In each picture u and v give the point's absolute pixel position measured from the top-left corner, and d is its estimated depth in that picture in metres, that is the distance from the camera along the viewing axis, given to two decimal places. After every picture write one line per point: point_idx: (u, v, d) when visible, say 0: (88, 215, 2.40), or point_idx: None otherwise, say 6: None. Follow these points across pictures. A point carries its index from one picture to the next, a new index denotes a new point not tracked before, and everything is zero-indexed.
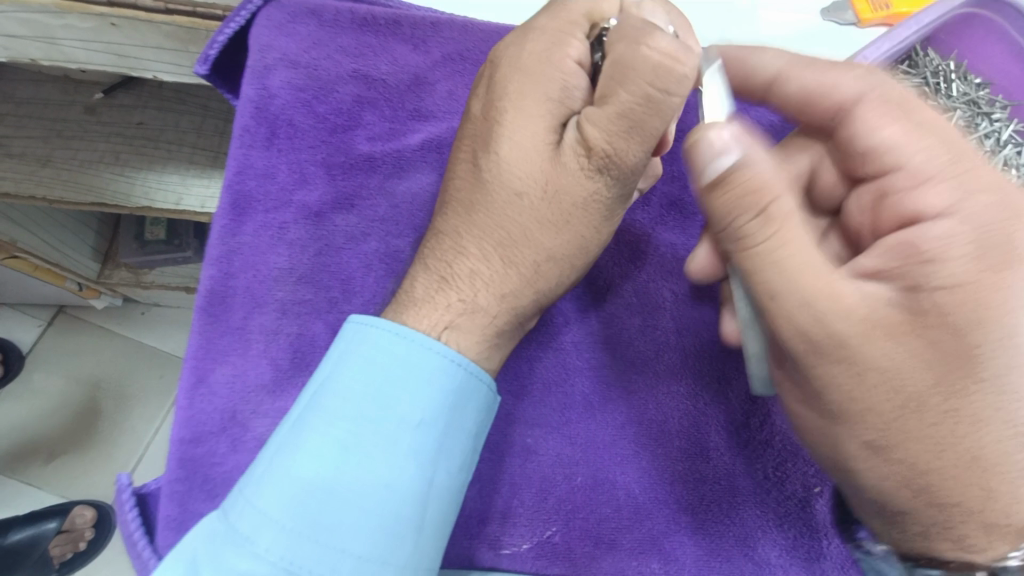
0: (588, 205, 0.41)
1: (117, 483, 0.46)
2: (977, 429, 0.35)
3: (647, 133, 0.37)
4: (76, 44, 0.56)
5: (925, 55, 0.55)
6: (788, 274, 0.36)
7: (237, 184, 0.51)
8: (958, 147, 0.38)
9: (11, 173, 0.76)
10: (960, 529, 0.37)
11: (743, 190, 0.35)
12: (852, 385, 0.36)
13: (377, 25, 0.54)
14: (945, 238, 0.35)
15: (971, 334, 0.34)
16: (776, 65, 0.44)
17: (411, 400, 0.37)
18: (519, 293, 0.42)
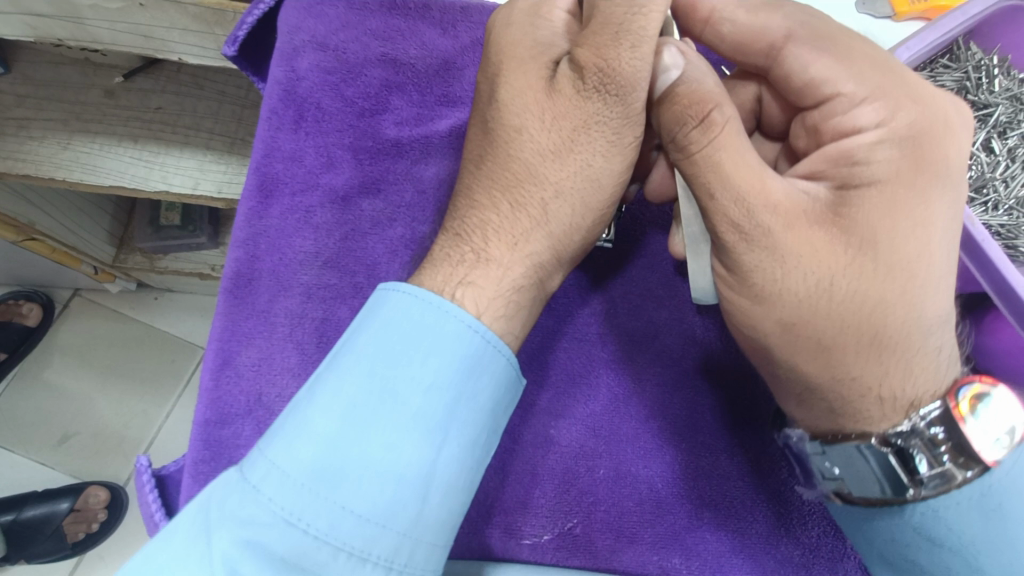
0: (591, 129, 0.39)
1: (137, 464, 0.46)
2: (885, 314, 0.36)
3: (636, 35, 0.36)
4: (102, 24, 0.56)
5: (968, 49, 0.53)
6: (727, 169, 0.37)
7: (264, 166, 0.50)
8: (886, 71, 0.38)
9: (30, 155, 0.75)
10: (860, 403, 0.38)
11: (687, 98, 0.38)
12: (776, 271, 0.37)
13: (406, 8, 0.53)
14: (871, 146, 0.36)
15: (883, 225, 0.36)
16: (709, 5, 0.41)
17: (426, 365, 0.36)
18: (531, 237, 0.41)
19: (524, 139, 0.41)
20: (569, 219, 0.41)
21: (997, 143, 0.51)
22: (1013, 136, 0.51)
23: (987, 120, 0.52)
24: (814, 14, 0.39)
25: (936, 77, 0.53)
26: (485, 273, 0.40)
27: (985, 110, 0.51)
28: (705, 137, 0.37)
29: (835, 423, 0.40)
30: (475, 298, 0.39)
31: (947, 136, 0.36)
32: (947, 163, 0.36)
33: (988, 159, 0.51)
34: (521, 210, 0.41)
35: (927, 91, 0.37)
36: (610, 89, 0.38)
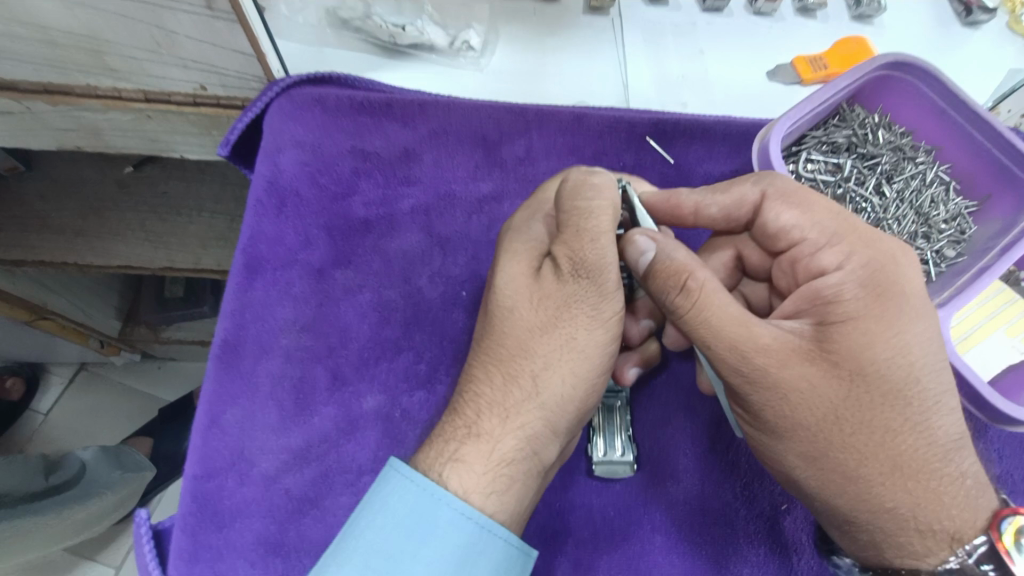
0: (576, 301, 0.45)
1: (136, 518, 0.50)
2: (897, 438, 0.41)
3: (593, 232, 0.45)
4: (115, 133, 0.66)
5: (853, 110, 0.62)
6: (718, 325, 0.42)
7: (250, 248, 0.57)
8: (838, 217, 0.47)
9: (46, 244, 0.84)
10: (901, 534, 0.42)
11: (666, 270, 0.43)
12: (783, 409, 0.42)
13: (372, 108, 0.62)
14: (837, 285, 0.44)
15: (866, 358, 0.42)
16: (691, 200, 0.51)
17: (436, 539, 0.40)
18: (521, 408, 0.44)
19: (515, 316, 0.46)
20: (561, 389, 0.45)
21: (886, 187, 0.59)
22: (899, 180, 0.59)
23: (876, 169, 0.60)
24: (777, 175, 0.50)
25: (830, 134, 0.61)
26: (474, 448, 0.43)
27: (873, 160, 0.60)
28: (689, 300, 0.43)
29: (877, 549, 0.44)
30: (462, 473, 0.42)
31: (898, 271, 0.44)
32: (907, 291, 0.43)
33: (881, 201, 0.59)
34: (513, 382, 0.45)
35: (870, 234, 0.45)
36: (582, 273, 0.45)
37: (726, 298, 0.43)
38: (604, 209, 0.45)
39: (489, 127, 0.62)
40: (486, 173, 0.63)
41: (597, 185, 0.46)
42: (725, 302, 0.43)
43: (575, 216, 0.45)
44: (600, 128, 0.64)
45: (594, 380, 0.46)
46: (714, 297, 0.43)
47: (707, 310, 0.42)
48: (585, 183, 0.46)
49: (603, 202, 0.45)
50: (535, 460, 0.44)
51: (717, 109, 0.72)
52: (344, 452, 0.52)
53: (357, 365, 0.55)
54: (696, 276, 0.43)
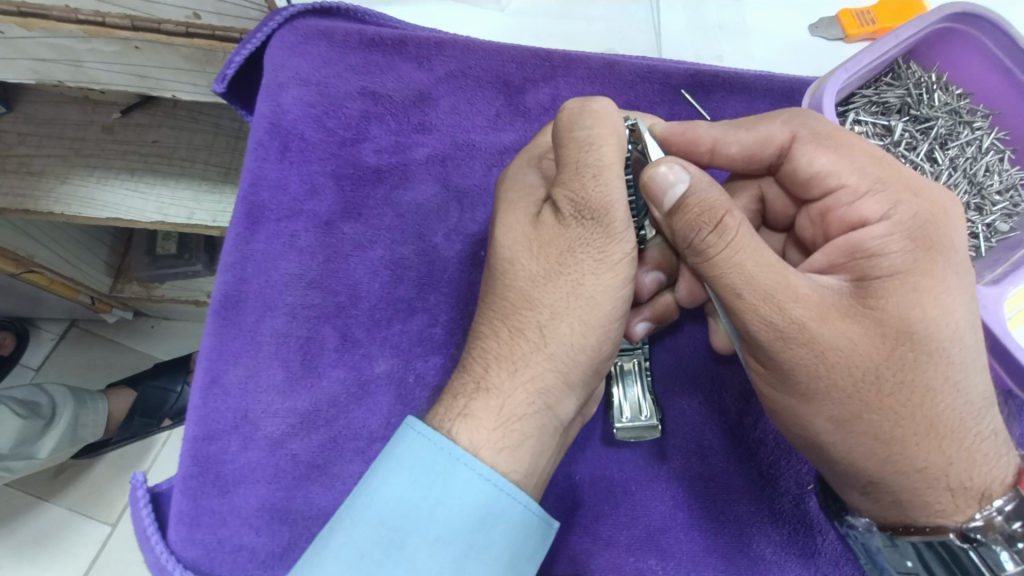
0: (582, 247, 0.41)
1: (132, 481, 0.47)
2: (929, 398, 0.38)
3: (594, 167, 0.39)
4: (100, 67, 0.60)
5: (908, 68, 0.57)
6: (752, 269, 0.38)
7: (251, 195, 0.53)
8: (883, 163, 0.41)
9: (30, 191, 0.78)
10: (929, 495, 0.39)
11: (697, 209, 0.38)
12: (819, 368, 0.38)
13: (383, 45, 0.57)
14: (883, 238, 0.39)
15: (913, 314, 0.37)
16: (710, 136, 0.45)
17: (455, 499, 0.37)
18: (529, 360, 0.41)
19: (516, 268, 0.42)
20: (570, 338, 0.41)
21: (939, 153, 0.54)
22: (953, 147, 0.55)
23: (929, 133, 0.55)
24: (811, 116, 0.43)
25: (881, 93, 0.56)
26: (485, 402, 0.40)
27: (926, 123, 0.55)
28: (722, 241, 0.38)
29: (901, 514, 0.41)
30: (472, 429, 0.39)
31: (949, 225, 0.39)
32: (954, 245, 0.39)
33: (932, 169, 0.54)
34: (518, 334, 0.41)
35: (918, 183, 0.40)
36: (586, 215, 0.40)
37: (759, 243, 0.39)
38: (606, 138, 0.39)
39: (512, 71, 0.57)
40: (507, 123, 0.58)
41: (598, 113, 0.40)
42: (760, 251, 0.38)
43: (573, 148, 0.40)
44: (633, 77, 0.59)
45: (609, 328, 0.42)
46: (743, 242, 0.38)
47: (739, 253, 0.38)
48: (582, 110, 0.40)
49: (606, 132, 0.40)
50: (551, 418, 0.41)
51: (756, 62, 0.66)
52: (354, 417, 0.49)
53: (369, 326, 0.51)
54: (729, 217, 0.38)
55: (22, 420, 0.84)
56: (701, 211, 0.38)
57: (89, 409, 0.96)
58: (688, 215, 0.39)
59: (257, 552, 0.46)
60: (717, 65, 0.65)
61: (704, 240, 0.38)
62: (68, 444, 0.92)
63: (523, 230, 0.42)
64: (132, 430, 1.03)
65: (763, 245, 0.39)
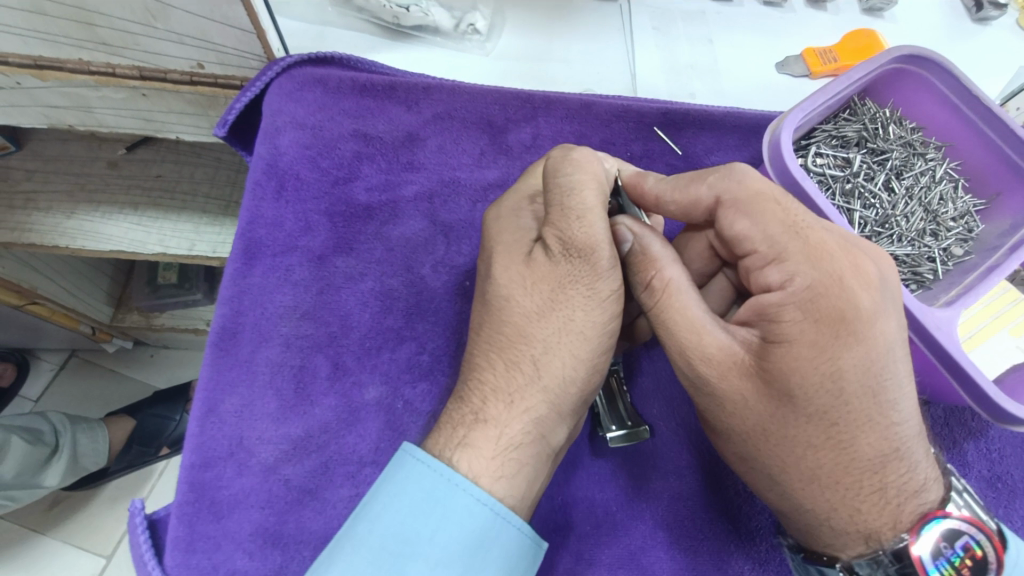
0: (573, 283, 0.44)
1: (130, 507, 0.49)
2: (819, 452, 0.40)
3: (576, 210, 0.42)
4: (109, 112, 0.64)
5: (863, 104, 0.61)
6: (668, 323, 0.42)
7: (248, 232, 0.56)
8: (793, 231, 0.41)
9: (38, 225, 0.81)
10: (823, 535, 0.42)
11: (637, 263, 0.44)
12: (721, 416, 0.43)
13: (375, 90, 0.61)
14: (779, 305, 0.40)
15: (797, 380, 0.39)
16: (654, 191, 0.48)
17: (449, 523, 0.39)
18: (525, 393, 0.43)
19: (512, 304, 0.45)
20: (562, 371, 0.43)
21: (896, 184, 0.58)
22: (908, 177, 0.58)
23: (886, 164, 0.59)
24: (741, 174, 0.43)
25: (840, 128, 0.60)
26: (483, 433, 0.42)
27: (882, 156, 0.59)
28: (652, 298, 0.43)
29: (811, 545, 0.44)
30: (472, 459, 0.41)
31: (846, 296, 0.39)
32: (856, 315, 0.38)
33: (890, 197, 0.58)
34: (514, 367, 0.44)
35: (824, 252, 0.40)
36: (574, 253, 0.43)
37: (686, 301, 0.42)
38: (587, 183, 0.43)
39: (495, 113, 0.61)
40: (491, 160, 0.62)
41: (580, 161, 0.43)
42: (673, 310, 0.42)
43: (558, 195, 0.43)
44: (609, 116, 0.63)
45: (598, 360, 0.45)
46: (660, 301, 0.43)
47: (659, 310, 0.43)
48: (564, 159, 0.44)
49: (587, 178, 0.43)
50: (545, 445, 0.44)
51: (726, 99, 0.71)
52: (344, 442, 0.51)
53: (360, 355, 0.54)
54: (654, 275, 0.43)
55: (29, 446, 0.85)
56: (637, 267, 0.44)
57: (87, 436, 0.96)
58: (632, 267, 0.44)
59: None
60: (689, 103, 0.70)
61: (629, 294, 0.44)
62: (69, 474, 0.93)
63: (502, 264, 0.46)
64: (129, 460, 1.04)
65: (692, 300, 0.42)
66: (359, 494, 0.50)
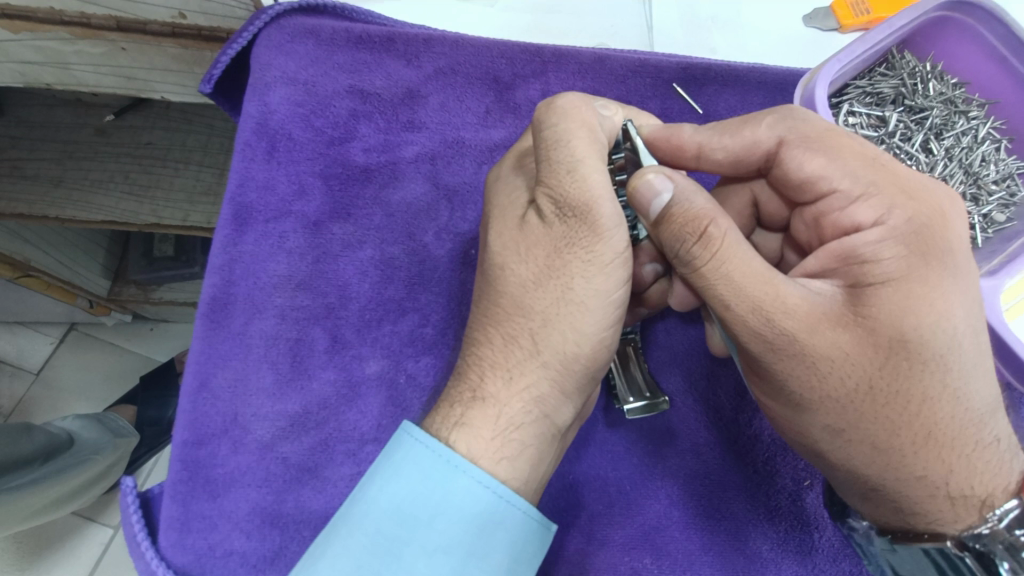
0: (573, 246, 0.39)
1: (122, 486, 0.47)
2: (928, 407, 0.37)
3: (566, 163, 0.38)
4: (87, 68, 0.59)
5: (902, 57, 0.56)
6: (741, 277, 0.37)
7: (238, 196, 0.52)
8: (876, 166, 0.39)
9: (23, 194, 0.77)
10: (929, 504, 0.39)
11: (681, 219, 0.37)
12: (810, 380, 0.37)
13: (372, 42, 0.56)
14: (875, 243, 0.37)
15: (906, 323, 0.36)
16: (694, 141, 0.44)
17: (452, 507, 0.36)
18: (524, 368, 0.40)
19: (506, 274, 0.41)
20: (563, 346, 0.40)
21: (935, 144, 0.54)
22: (948, 137, 0.54)
23: (925, 123, 0.54)
24: (799, 115, 0.42)
25: (875, 84, 0.55)
26: (481, 412, 0.40)
27: (922, 113, 0.54)
28: (708, 252, 0.37)
29: (904, 520, 0.40)
30: (470, 438, 0.39)
31: (946, 226, 0.37)
32: (952, 250, 0.37)
33: (928, 159, 0.53)
34: (512, 341, 0.41)
35: (912, 185, 0.38)
36: (568, 213, 0.39)
37: (749, 253, 0.37)
38: (575, 131, 0.38)
39: (501, 67, 0.57)
40: (497, 119, 0.57)
41: (565, 109, 0.39)
42: (744, 260, 0.37)
43: (543, 152, 0.39)
44: (624, 71, 0.58)
45: (603, 336, 0.40)
46: (727, 252, 0.37)
47: (727, 262, 0.37)
48: (548, 109, 0.40)
49: (575, 125, 0.39)
50: (548, 423, 0.41)
51: (748, 54, 0.65)
52: (345, 419, 0.49)
53: (359, 327, 0.51)
54: (714, 227, 0.37)
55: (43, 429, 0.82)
56: (689, 222, 0.37)
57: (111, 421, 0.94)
58: (675, 226, 0.38)
59: (249, 556, 0.45)
60: (710, 58, 0.65)
61: (687, 250, 0.38)
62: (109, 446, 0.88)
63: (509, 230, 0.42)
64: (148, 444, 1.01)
65: (753, 253, 0.37)
66: (361, 473, 0.48)
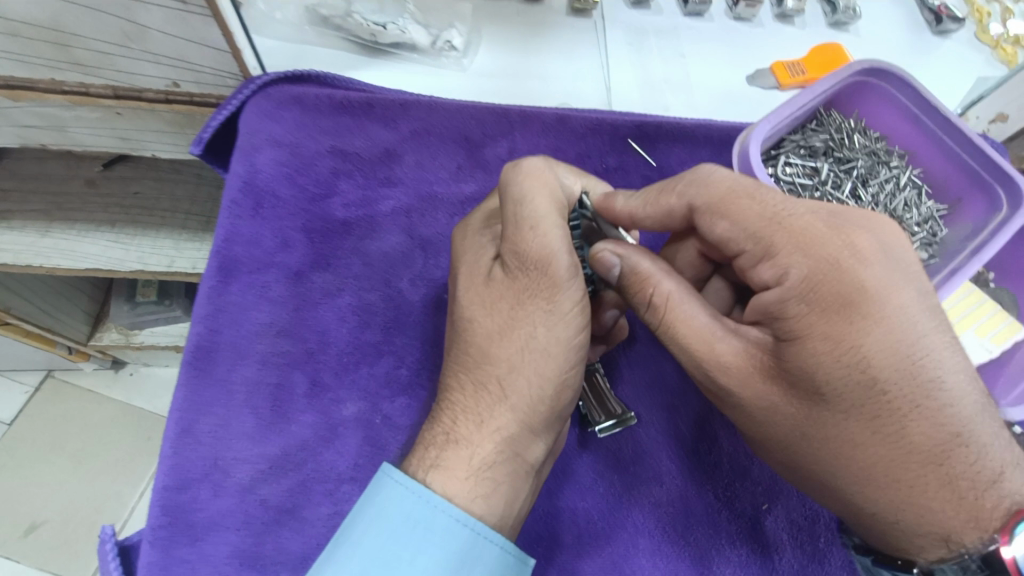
0: (533, 298, 0.44)
1: (102, 533, 0.48)
2: (865, 450, 0.40)
3: (528, 219, 0.43)
4: (84, 131, 0.63)
5: (829, 115, 0.63)
6: (685, 340, 0.43)
7: (225, 250, 0.56)
8: (773, 224, 0.41)
9: (12, 245, 0.79)
10: (893, 534, 0.42)
11: (630, 286, 0.44)
12: (756, 423, 0.44)
13: (352, 107, 0.61)
14: (780, 301, 0.40)
15: (819, 376, 0.39)
16: (626, 210, 0.49)
17: (431, 545, 0.39)
18: (494, 412, 0.43)
19: (475, 325, 0.45)
20: (529, 389, 0.43)
21: (863, 191, 0.60)
22: (874, 184, 0.60)
23: (852, 173, 0.60)
24: (700, 178, 0.45)
25: (808, 138, 0.62)
26: (455, 453, 0.42)
27: (848, 164, 0.61)
28: (656, 316, 0.44)
29: (882, 542, 0.43)
30: (445, 478, 0.41)
31: (850, 276, 0.38)
32: (864, 294, 0.38)
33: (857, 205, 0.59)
34: (482, 387, 0.44)
35: (808, 239, 0.40)
36: (529, 266, 0.43)
37: (690, 313, 0.43)
38: (538, 189, 0.43)
39: (472, 129, 0.62)
40: (468, 175, 0.62)
41: (529, 171, 0.44)
42: (684, 321, 0.43)
43: (509, 209, 0.44)
44: (583, 130, 0.64)
45: (567, 379, 0.44)
46: (668, 317, 0.43)
47: (675, 323, 0.43)
48: (513, 170, 0.44)
49: (538, 185, 0.44)
50: (514, 456, 0.44)
51: (698, 112, 0.72)
52: (323, 460, 0.51)
53: (338, 371, 0.54)
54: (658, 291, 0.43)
55: None
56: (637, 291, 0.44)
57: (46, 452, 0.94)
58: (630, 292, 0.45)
59: None
60: (663, 116, 0.71)
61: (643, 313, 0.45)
62: None
63: (471, 279, 0.47)
64: None
65: (694, 312, 0.43)
66: (339, 512, 0.49)
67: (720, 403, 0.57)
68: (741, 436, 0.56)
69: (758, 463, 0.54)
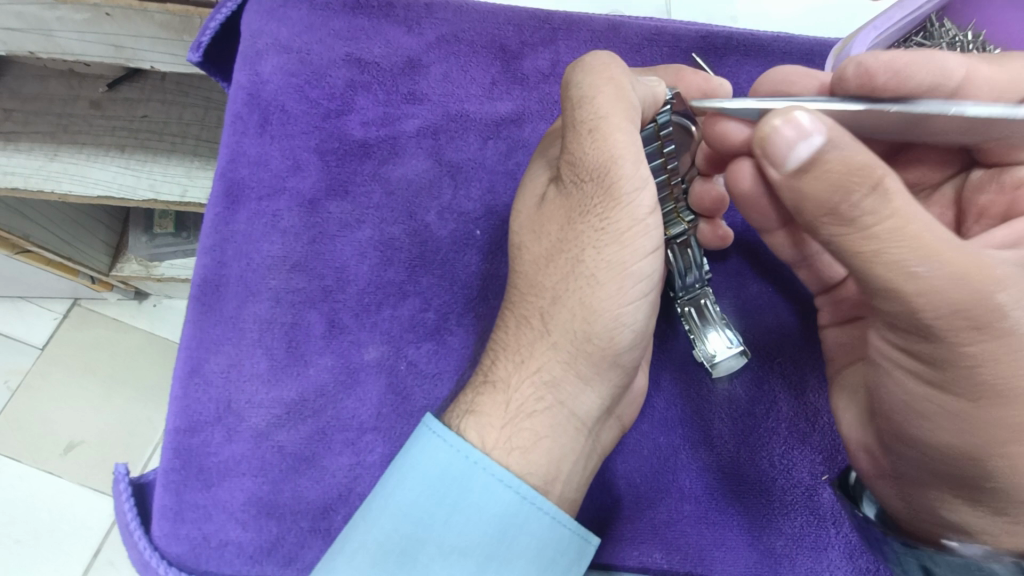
0: (584, 213, 0.36)
1: (114, 473, 0.46)
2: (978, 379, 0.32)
3: (588, 124, 0.34)
4: (72, 36, 0.53)
5: (941, 25, 0.53)
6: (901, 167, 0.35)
7: (230, 172, 0.50)
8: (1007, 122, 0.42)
9: (18, 168, 0.72)
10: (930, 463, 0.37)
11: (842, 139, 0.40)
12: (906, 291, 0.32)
13: (369, 7, 0.53)
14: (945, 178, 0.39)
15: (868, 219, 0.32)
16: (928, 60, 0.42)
17: (472, 512, 0.34)
18: (533, 350, 0.38)
19: (522, 253, 0.39)
20: (572, 326, 0.37)
21: None
22: None
23: None
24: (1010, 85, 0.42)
25: None
26: (491, 399, 0.38)
27: None
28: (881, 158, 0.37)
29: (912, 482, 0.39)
30: (482, 428, 0.37)
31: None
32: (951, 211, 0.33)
33: None
34: (524, 322, 0.39)
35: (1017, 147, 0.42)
36: (584, 177, 0.35)
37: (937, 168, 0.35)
38: (603, 86, 0.34)
39: (508, 35, 0.53)
40: (503, 91, 0.53)
41: (590, 66, 0.35)
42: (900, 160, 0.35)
43: (569, 111, 0.35)
44: (639, 40, 0.54)
45: (618, 312, 0.37)
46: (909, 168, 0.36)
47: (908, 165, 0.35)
48: (575, 65, 0.36)
49: (603, 83, 0.35)
50: (563, 412, 0.39)
51: (773, 23, 0.61)
52: (343, 407, 0.47)
53: (357, 312, 0.48)
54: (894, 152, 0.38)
55: None
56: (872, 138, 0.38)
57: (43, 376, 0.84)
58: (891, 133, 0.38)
59: (243, 547, 0.44)
60: (732, 28, 0.60)
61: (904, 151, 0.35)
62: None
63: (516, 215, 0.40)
64: None
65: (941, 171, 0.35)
66: (359, 463, 0.46)
67: (781, 363, 0.51)
68: (803, 399, 0.50)
69: (819, 429, 0.49)
